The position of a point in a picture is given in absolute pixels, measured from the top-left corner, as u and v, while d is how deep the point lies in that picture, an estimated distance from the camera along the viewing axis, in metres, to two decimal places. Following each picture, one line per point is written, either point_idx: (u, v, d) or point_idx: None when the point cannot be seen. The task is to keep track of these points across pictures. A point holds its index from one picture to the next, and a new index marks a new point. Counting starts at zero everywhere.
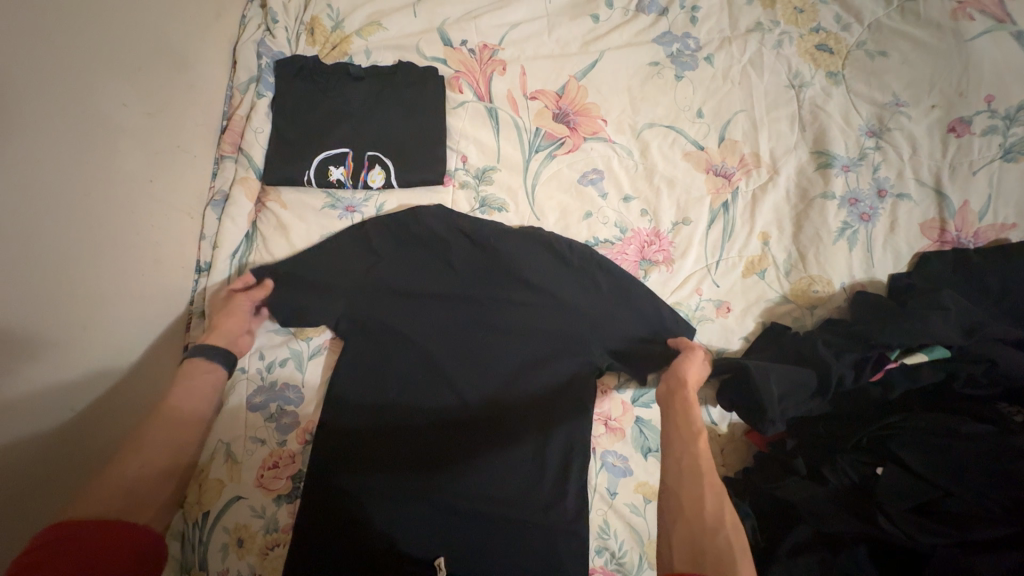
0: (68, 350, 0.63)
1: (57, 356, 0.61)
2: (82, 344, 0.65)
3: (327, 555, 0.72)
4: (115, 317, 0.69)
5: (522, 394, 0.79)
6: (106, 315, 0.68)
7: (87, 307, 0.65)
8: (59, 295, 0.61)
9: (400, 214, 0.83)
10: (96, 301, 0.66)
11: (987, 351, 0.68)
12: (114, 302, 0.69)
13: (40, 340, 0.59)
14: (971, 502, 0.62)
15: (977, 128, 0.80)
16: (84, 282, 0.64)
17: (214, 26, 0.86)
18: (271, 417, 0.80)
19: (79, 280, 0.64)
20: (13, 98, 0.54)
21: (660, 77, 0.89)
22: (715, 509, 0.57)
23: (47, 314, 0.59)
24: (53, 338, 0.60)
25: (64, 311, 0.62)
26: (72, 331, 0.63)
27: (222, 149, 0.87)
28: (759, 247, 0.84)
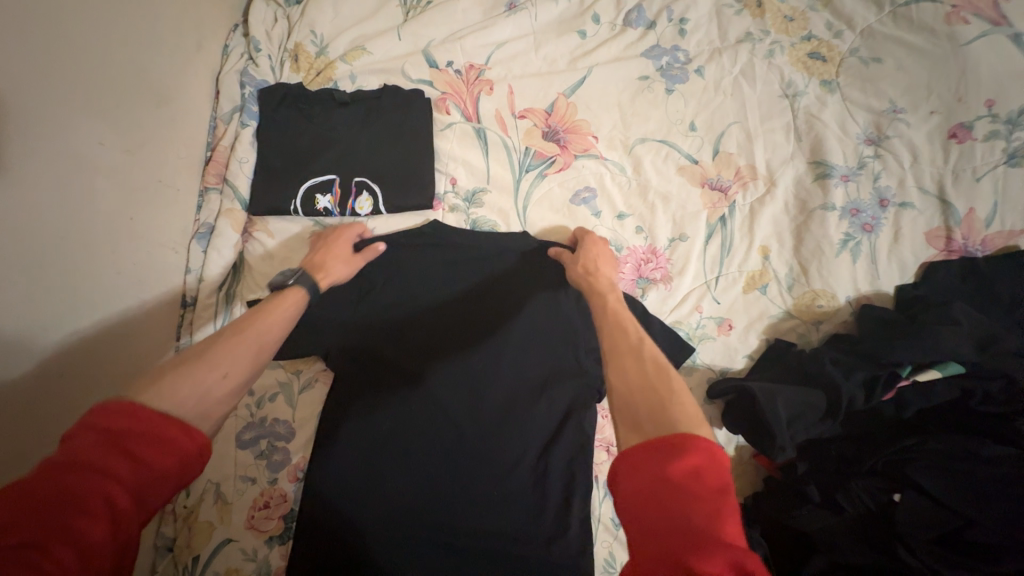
0: (55, 404, 0.60)
1: (41, 413, 0.58)
2: (64, 395, 0.62)
3: None
4: (99, 363, 0.67)
5: (521, 422, 0.76)
6: (88, 362, 0.65)
7: (69, 359, 0.62)
8: (34, 348, 0.58)
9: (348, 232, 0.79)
10: (74, 347, 0.64)
11: (1002, 366, 0.65)
12: (96, 349, 0.67)
13: (21, 402, 0.56)
14: (999, 534, 0.58)
15: (979, 133, 0.77)
16: (61, 333, 0.62)
17: (196, 57, 0.85)
18: (262, 454, 0.78)
19: (58, 333, 0.61)
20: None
21: (651, 91, 0.88)
22: (639, 365, 0.50)
23: (22, 373, 0.57)
24: (31, 401, 0.58)
25: (45, 367, 0.59)
26: (55, 384, 0.60)
27: (208, 181, 0.86)
28: (759, 261, 0.81)
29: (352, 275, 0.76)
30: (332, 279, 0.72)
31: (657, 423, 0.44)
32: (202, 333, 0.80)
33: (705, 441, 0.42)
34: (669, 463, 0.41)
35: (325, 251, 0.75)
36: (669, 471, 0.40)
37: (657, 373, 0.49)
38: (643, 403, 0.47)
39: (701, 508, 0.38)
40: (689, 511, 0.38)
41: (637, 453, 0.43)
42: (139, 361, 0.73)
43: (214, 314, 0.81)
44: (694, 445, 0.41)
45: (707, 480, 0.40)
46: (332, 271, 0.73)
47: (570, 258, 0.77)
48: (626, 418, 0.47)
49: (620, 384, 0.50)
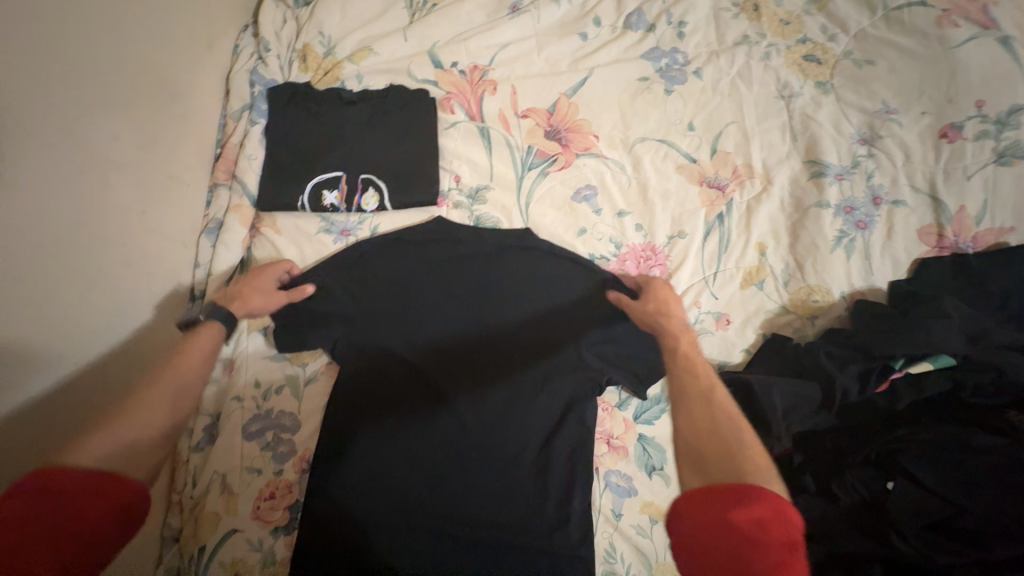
0: (60, 398, 0.62)
1: (47, 415, 0.61)
2: (78, 382, 0.65)
3: None
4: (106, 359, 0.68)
5: (523, 413, 0.78)
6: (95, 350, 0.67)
7: (80, 347, 0.65)
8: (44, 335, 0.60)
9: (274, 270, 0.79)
10: (85, 335, 0.66)
11: (993, 359, 0.67)
12: (106, 338, 0.68)
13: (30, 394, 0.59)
14: (989, 519, 0.59)
15: (969, 133, 0.79)
16: (71, 322, 0.64)
17: (207, 56, 0.87)
18: (268, 445, 0.79)
19: (68, 322, 0.63)
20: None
21: (650, 92, 0.90)
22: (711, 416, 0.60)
23: (34, 358, 0.59)
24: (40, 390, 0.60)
25: (53, 355, 0.61)
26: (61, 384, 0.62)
27: (217, 177, 0.88)
28: (756, 258, 0.83)
29: (268, 309, 0.77)
30: (242, 309, 0.75)
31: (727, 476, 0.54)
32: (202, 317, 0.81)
33: (773, 496, 0.50)
34: (735, 510, 0.50)
35: (249, 284, 0.77)
36: (732, 517, 0.50)
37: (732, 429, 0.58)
38: (716, 454, 0.56)
39: (766, 553, 0.47)
40: (752, 554, 0.47)
41: (705, 495, 0.53)
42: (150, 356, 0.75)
43: None
44: (762, 499, 0.50)
45: (771, 529, 0.48)
46: (246, 302, 0.76)
47: (633, 303, 0.77)
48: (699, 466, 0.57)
49: (694, 434, 0.59)
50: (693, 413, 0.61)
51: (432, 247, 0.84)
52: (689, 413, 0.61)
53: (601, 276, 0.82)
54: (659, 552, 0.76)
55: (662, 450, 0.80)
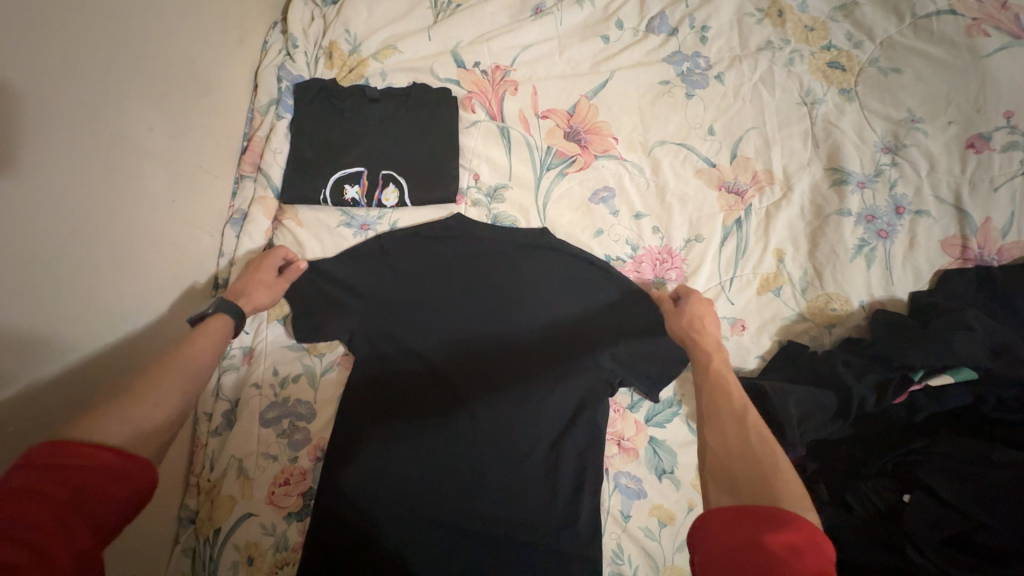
0: (86, 375, 0.64)
1: (65, 390, 0.61)
2: (109, 359, 0.67)
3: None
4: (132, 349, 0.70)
5: (535, 410, 0.79)
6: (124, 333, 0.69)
7: (111, 328, 0.67)
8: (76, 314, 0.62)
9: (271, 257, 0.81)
10: (116, 317, 0.68)
11: (1016, 374, 0.66)
12: (134, 325, 0.71)
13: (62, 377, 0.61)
14: (1009, 536, 0.57)
15: (997, 144, 0.78)
16: (103, 303, 0.66)
17: (238, 51, 0.90)
18: (284, 433, 0.81)
19: (99, 304, 0.65)
20: (34, 121, 0.55)
21: (671, 96, 0.90)
22: (743, 434, 0.57)
23: (67, 337, 0.61)
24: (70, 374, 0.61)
25: (87, 338, 0.64)
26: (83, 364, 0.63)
27: (243, 169, 0.90)
28: (774, 264, 0.83)
29: (274, 300, 0.79)
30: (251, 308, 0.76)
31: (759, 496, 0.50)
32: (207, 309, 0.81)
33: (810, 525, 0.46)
34: (768, 532, 0.46)
35: (251, 279, 0.78)
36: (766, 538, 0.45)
37: (761, 450, 0.54)
38: (742, 472, 0.53)
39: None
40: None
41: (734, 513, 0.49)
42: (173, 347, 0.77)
43: None
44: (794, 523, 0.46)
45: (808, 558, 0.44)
46: (252, 299, 0.76)
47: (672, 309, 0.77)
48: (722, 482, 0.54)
49: (720, 450, 0.57)
50: (721, 429, 0.58)
51: (449, 245, 0.85)
52: (717, 429, 0.59)
53: (618, 276, 0.82)
54: (668, 556, 0.76)
55: (673, 454, 0.80)
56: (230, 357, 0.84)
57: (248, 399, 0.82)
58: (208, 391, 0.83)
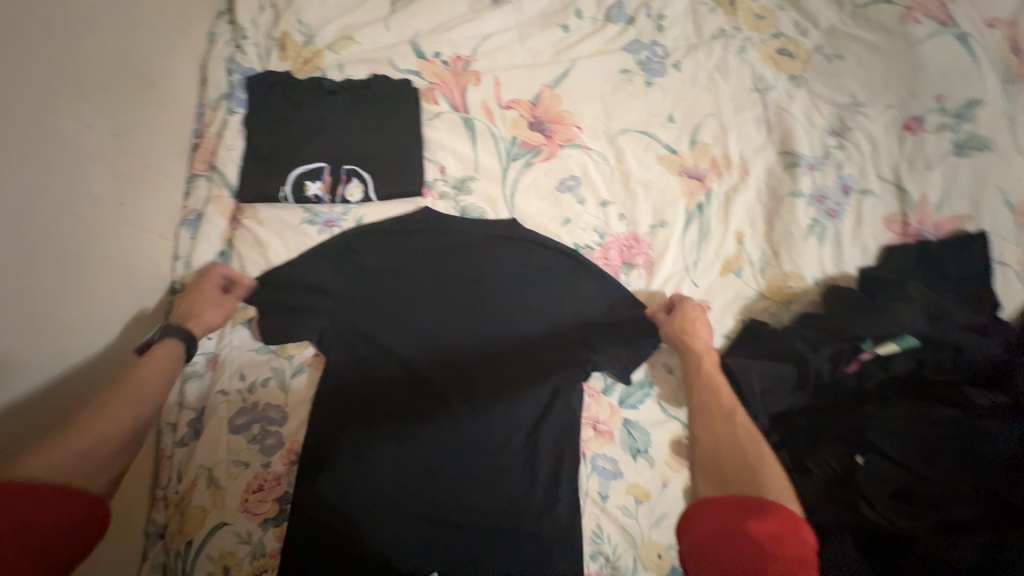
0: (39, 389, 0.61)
1: (30, 419, 0.59)
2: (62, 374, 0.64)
3: None
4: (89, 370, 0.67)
5: (512, 400, 0.80)
6: (74, 345, 0.66)
7: (59, 341, 0.63)
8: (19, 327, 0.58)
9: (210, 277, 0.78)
10: (64, 329, 0.64)
11: (950, 338, 0.71)
12: (82, 338, 0.67)
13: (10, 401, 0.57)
14: (943, 484, 0.65)
15: (930, 125, 0.84)
16: (48, 316, 0.62)
17: (182, 43, 0.85)
18: (255, 438, 0.78)
19: (45, 315, 0.62)
20: None
21: (631, 84, 0.91)
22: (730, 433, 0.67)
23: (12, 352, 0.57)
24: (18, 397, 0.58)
25: (34, 353, 0.60)
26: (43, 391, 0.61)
27: (195, 167, 0.86)
28: (734, 246, 0.86)
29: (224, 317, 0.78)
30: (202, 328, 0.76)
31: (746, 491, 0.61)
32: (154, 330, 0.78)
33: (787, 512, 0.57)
34: (754, 525, 0.56)
35: (194, 299, 0.77)
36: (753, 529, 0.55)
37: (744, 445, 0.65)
38: (730, 469, 0.64)
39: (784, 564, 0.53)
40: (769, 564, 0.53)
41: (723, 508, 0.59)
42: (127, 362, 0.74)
43: None
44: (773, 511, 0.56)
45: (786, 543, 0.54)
46: (201, 317, 0.76)
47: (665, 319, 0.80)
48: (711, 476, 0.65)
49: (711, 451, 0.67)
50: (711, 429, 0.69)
51: (418, 240, 0.84)
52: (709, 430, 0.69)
53: (587, 264, 0.84)
54: (645, 532, 0.79)
55: (646, 434, 0.82)
56: (193, 365, 0.81)
57: (217, 406, 0.79)
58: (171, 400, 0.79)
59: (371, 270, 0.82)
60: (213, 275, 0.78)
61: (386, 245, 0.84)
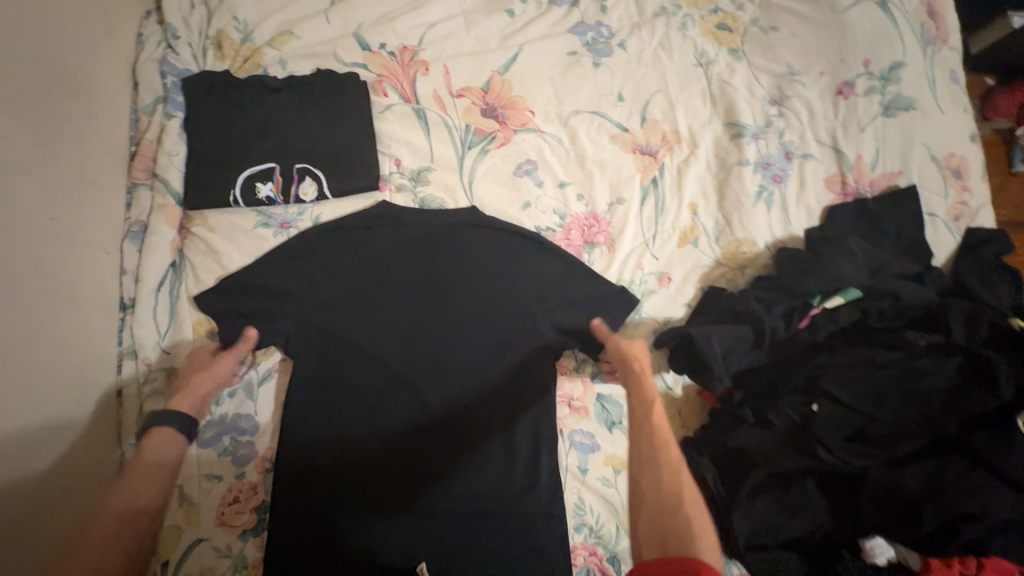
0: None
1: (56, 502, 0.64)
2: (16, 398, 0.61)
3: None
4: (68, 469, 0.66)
5: (485, 385, 0.81)
6: (25, 368, 0.63)
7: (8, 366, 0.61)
8: None
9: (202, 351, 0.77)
10: (14, 353, 0.62)
11: (890, 287, 0.76)
12: (25, 374, 0.63)
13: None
14: (893, 423, 0.69)
15: (860, 89, 0.89)
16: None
17: (107, 46, 0.81)
18: (226, 450, 0.77)
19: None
20: None
21: (579, 66, 0.93)
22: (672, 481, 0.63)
23: None
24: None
25: None
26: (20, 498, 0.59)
27: (135, 177, 0.82)
28: (690, 218, 0.89)
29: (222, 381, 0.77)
30: (196, 398, 0.74)
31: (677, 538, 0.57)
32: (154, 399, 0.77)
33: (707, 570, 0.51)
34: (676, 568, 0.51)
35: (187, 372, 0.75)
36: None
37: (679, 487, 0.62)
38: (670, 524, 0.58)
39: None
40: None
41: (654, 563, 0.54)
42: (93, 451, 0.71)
43: (156, 317, 0.79)
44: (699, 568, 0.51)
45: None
46: (195, 387, 0.74)
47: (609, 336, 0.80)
48: (654, 534, 0.59)
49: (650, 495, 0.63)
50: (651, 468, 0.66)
51: (378, 235, 0.83)
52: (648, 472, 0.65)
53: (549, 243, 0.85)
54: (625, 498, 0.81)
55: (620, 406, 0.85)
56: (150, 381, 0.77)
57: None
58: (130, 420, 0.76)
59: (333, 268, 0.81)
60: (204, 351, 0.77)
61: (346, 242, 0.82)
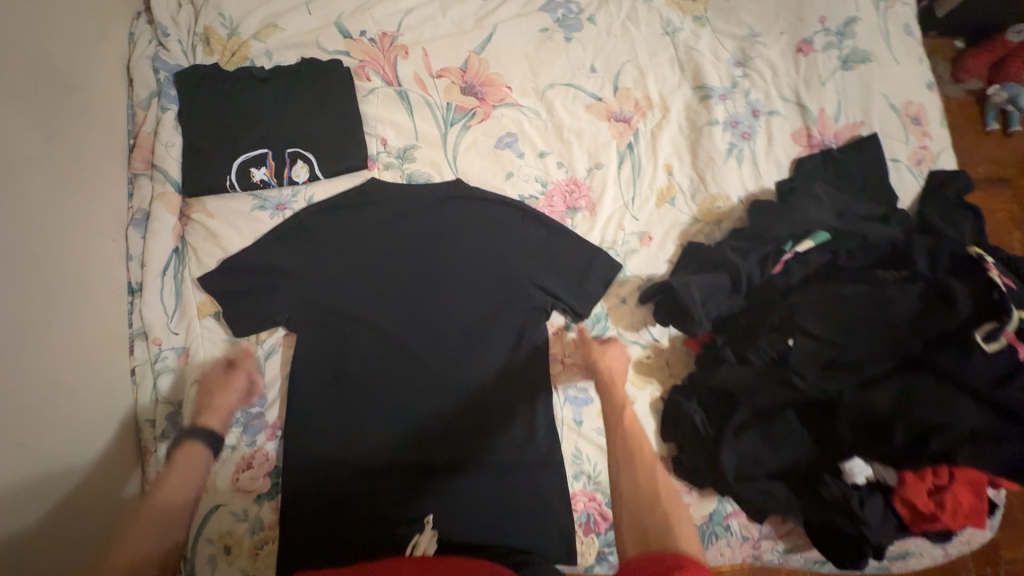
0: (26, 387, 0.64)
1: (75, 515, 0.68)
2: (39, 372, 0.66)
3: (341, 537, 0.78)
4: (89, 476, 0.71)
5: (480, 346, 0.85)
6: (49, 343, 0.68)
7: (32, 342, 0.65)
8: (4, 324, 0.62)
9: (217, 364, 0.81)
10: (39, 330, 0.67)
11: (857, 228, 0.80)
12: (49, 353, 0.68)
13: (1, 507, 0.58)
14: (862, 349, 0.73)
15: (818, 45, 0.93)
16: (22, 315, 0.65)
17: (103, 45, 0.85)
18: (238, 422, 0.81)
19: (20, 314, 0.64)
20: None
21: (552, 41, 0.97)
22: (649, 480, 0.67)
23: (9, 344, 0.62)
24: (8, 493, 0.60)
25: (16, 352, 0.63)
26: (49, 517, 0.64)
27: (135, 168, 0.86)
28: (666, 178, 0.93)
29: (241, 396, 0.81)
30: (220, 416, 0.79)
31: (658, 535, 0.60)
32: (168, 376, 0.82)
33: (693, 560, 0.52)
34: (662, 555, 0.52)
35: (206, 387, 0.79)
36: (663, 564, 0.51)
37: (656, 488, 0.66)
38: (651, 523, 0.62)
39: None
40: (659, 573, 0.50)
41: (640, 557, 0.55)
42: (116, 466, 0.76)
43: (163, 300, 0.83)
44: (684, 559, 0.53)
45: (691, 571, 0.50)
46: (217, 405, 0.78)
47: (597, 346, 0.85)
48: (634, 530, 0.63)
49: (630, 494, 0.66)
50: (629, 468, 0.69)
51: (369, 211, 0.87)
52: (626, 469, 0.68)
53: (534, 210, 0.89)
54: None
55: None
56: (162, 360, 0.82)
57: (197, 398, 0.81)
58: (145, 396, 0.81)
59: (327, 245, 0.84)
60: (221, 365, 0.81)
61: (340, 219, 0.86)
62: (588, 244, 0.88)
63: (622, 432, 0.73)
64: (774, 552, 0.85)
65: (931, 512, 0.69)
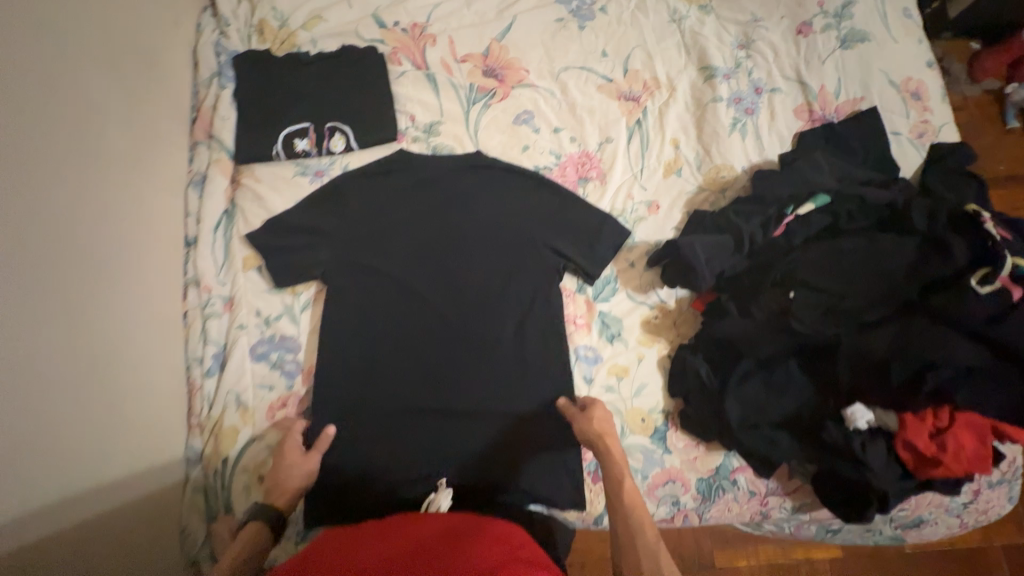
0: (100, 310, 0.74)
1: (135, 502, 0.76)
2: (109, 299, 0.76)
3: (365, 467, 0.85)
4: (150, 415, 0.81)
5: (495, 301, 0.92)
6: (120, 277, 0.79)
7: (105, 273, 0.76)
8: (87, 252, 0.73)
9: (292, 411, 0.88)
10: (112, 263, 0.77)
11: (856, 190, 0.84)
12: (119, 285, 0.78)
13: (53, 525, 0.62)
14: (861, 297, 0.77)
15: (817, 27, 1.00)
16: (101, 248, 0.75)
17: (173, 33, 0.98)
18: (274, 365, 0.90)
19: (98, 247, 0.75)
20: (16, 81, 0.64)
21: (566, 30, 1.06)
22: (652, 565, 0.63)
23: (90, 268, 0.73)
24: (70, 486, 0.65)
25: (95, 277, 0.74)
26: (107, 511, 0.71)
27: (196, 137, 0.98)
28: (673, 151, 0.99)
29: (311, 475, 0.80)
30: (288, 494, 0.77)
31: None
32: (216, 320, 0.91)
33: None
34: None
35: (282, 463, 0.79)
36: None
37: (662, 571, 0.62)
38: None
39: None
40: None
41: None
42: (157, 460, 0.81)
43: (214, 252, 0.93)
44: None
45: None
46: (287, 483, 0.78)
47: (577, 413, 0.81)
48: None
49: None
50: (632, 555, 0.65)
51: (397, 177, 0.95)
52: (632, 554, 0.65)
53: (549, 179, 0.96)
54: (628, 402, 0.89)
55: (619, 320, 0.93)
56: (211, 306, 0.91)
57: (240, 343, 0.89)
58: (196, 335, 0.90)
59: (358, 205, 0.93)
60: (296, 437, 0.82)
61: (370, 184, 0.94)
62: (597, 211, 0.93)
63: (621, 507, 0.70)
64: (783, 509, 0.86)
65: (933, 456, 0.71)
